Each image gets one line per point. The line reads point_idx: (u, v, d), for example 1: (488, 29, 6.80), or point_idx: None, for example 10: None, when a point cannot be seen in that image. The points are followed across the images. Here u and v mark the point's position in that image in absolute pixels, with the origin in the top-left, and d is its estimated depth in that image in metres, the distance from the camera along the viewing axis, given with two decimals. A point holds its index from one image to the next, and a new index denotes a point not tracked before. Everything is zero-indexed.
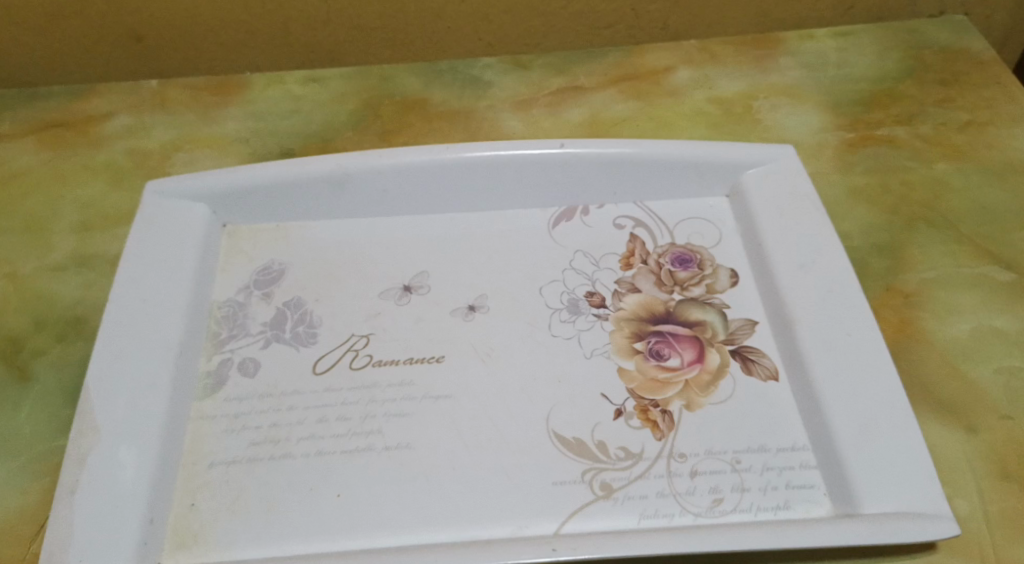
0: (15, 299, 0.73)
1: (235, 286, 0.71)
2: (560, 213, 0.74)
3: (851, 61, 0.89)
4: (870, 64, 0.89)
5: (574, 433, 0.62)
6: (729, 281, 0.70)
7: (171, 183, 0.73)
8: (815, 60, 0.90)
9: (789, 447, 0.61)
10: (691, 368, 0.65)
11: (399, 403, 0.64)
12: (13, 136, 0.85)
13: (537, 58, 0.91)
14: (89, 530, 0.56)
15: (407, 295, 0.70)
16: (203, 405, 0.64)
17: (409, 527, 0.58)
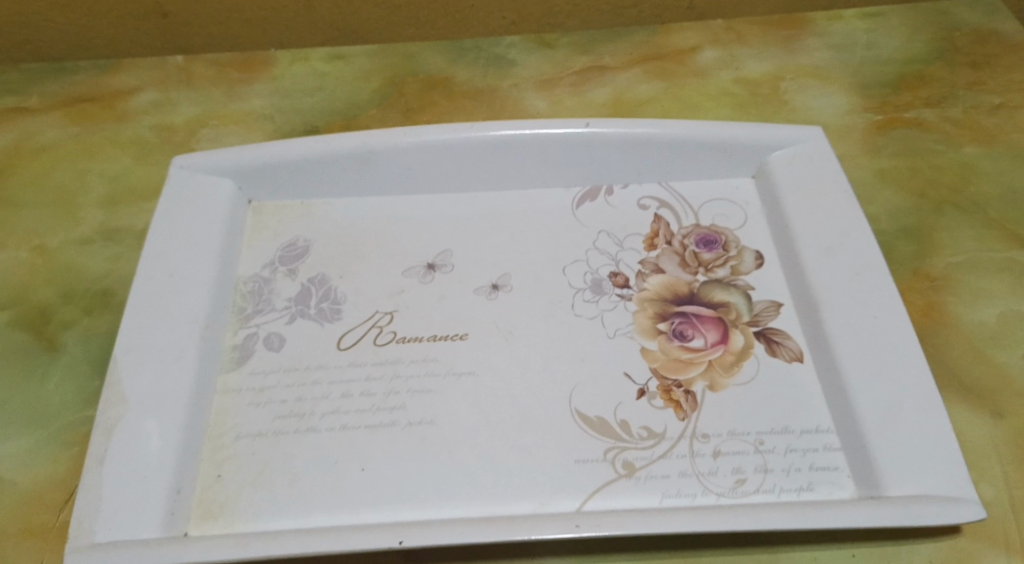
0: (44, 271, 0.74)
1: (261, 262, 0.71)
2: (584, 193, 0.74)
3: (880, 43, 0.88)
4: (899, 45, 0.88)
5: (596, 412, 0.62)
6: (754, 262, 0.70)
7: (197, 158, 0.73)
8: (843, 41, 0.89)
9: (813, 430, 0.61)
10: (714, 349, 0.65)
11: (423, 379, 0.64)
12: (40, 110, 0.85)
13: (561, 38, 0.91)
14: (117, 498, 0.57)
15: (431, 273, 0.70)
16: (229, 378, 0.65)
17: (432, 502, 0.58)
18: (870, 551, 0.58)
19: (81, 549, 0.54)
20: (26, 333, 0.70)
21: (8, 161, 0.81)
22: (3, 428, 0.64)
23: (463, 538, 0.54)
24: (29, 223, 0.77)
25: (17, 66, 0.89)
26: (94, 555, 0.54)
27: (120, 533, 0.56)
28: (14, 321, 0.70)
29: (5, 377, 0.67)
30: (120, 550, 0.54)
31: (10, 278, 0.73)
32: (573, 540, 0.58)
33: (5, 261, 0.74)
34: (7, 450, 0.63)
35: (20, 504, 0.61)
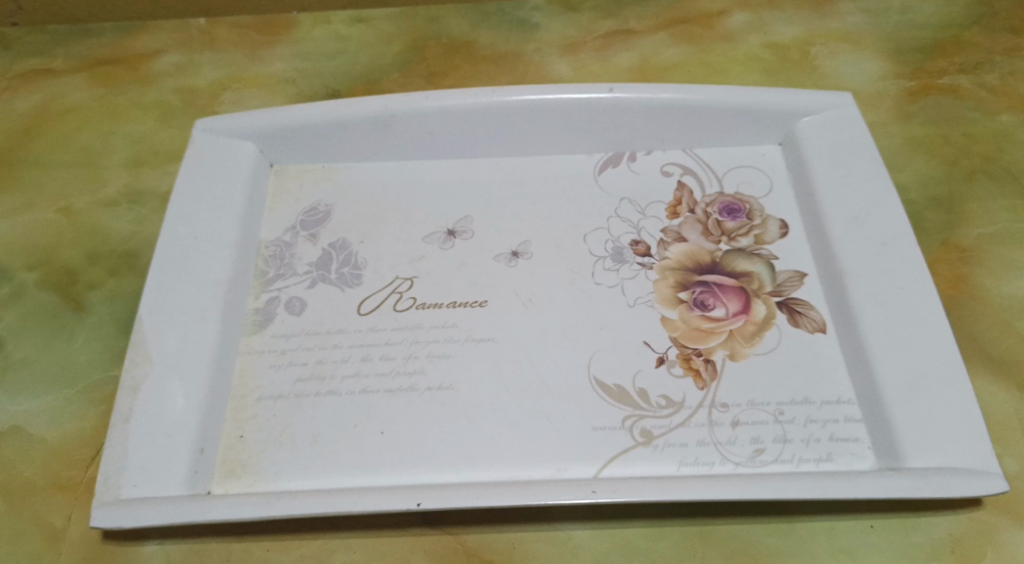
0: (70, 233, 0.74)
1: (283, 226, 0.71)
2: (607, 159, 0.73)
3: (916, 6, 0.86)
4: (935, 9, 0.85)
5: (615, 380, 0.62)
6: (779, 232, 0.69)
7: (220, 121, 0.73)
8: (877, 5, 0.86)
9: (834, 401, 0.60)
10: (735, 319, 0.64)
11: (443, 344, 0.64)
12: (65, 71, 0.86)
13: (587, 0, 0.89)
14: (142, 456, 0.58)
15: (451, 239, 0.70)
16: (251, 340, 0.65)
17: (450, 465, 0.59)
18: (889, 522, 0.57)
19: (107, 504, 0.56)
20: (53, 293, 0.71)
21: (34, 122, 0.82)
22: (32, 386, 0.66)
23: (480, 502, 0.54)
24: (56, 184, 0.78)
25: (43, 27, 0.89)
26: (120, 510, 0.55)
27: (145, 489, 0.57)
28: (42, 281, 0.71)
29: (34, 336, 0.68)
30: (146, 507, 0.56)
31: (38, 239, 0.74)
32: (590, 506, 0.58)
33: (33, 221, 0.75)
34: (36, 407, 0.65)
35: (49, 460, 0.62)
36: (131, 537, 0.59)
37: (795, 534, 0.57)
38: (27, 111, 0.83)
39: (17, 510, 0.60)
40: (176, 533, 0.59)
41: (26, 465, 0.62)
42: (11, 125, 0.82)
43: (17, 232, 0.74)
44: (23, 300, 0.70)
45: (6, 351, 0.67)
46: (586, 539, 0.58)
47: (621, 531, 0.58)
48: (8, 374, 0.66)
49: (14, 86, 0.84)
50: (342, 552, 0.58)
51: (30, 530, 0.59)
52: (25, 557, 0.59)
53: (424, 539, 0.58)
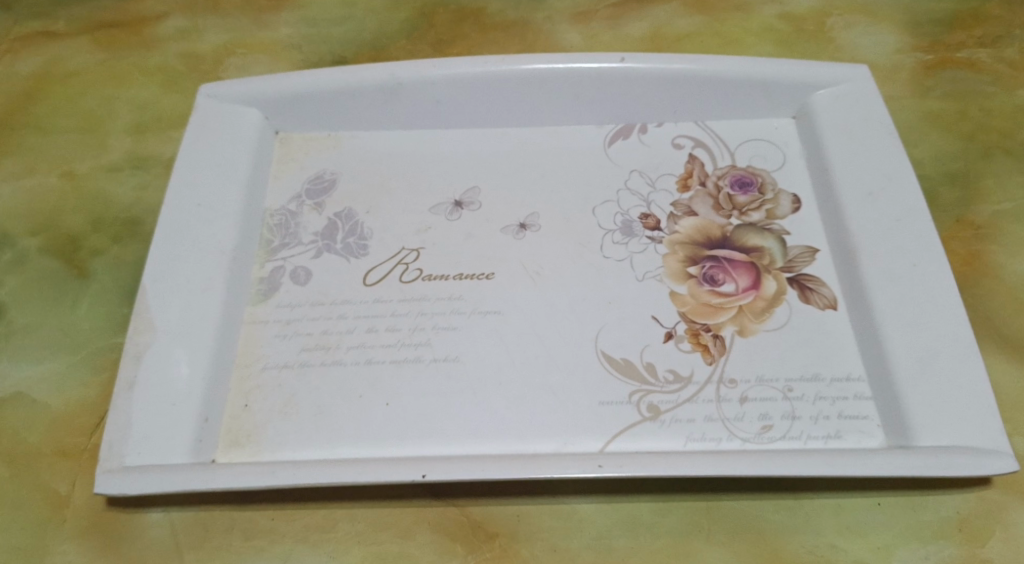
0: (73, 199, 0.74)
1: (288, 195, 0.70)
2: (617, 131, 0.72)
3: None
4: None
5: (622, 354, 0.61)
6: (791, 206, 0.68)
7: (224, 88, 0.72)
8: None
9: (844, 377, 0.60)
10: (745, 294, 0.64)
11: (449, 316, 0.64)
12: (67, 34, 0.84)
13: None
14: (145, 424, 0.58)
15: (458, 211, 0.69)
16: (256, 310, 0.65)
17: (455, 437, 0.59)
18: (896, 500, 0.57)
19: (111, 472, 0.56)
20: (56, 259, 0.70)
21: (37, 86, 0.81)
22: (35, 352, 0.65)
23: (485, 474, 0.54)
24: (58, 149, 0.77)
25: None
26: (124, 478, 0.55)
27: (149, 457, 0.57)
28: (45, 247, 0.71)
29: (38, 303, 0.68)
30: (149, 475, 0.55)
31: (40, 204, 0.73)
32: (596, 481, 0.58)
33: (36, 186, 0.74)
34: (40, 373, 0.64)
35: (53, 426, 0.62)
36: (135, 504, 0.59)
37: (802, 511, 0.57)
38: (28, 75, 0.81)
39: (21, 476, 0.60)
40: (180, 501, 0.59)
41: (30, 431, 0.62)
42: (13, 88, 0.80)
43: (20, 197, 0.74)
44: (26, 266, 0.70)
45: (9, 318, 0.67)
46: (591, 514, 0.57)
47: (627, 506, 0.57)
48: (12, 340, 0.66)
49: (15, 49, 0.83)
50: (346, 523, 0.58)
51: (34, 497, 0.59)
52: (29, 523, 0.59)
53: (429, 510, 0.58)
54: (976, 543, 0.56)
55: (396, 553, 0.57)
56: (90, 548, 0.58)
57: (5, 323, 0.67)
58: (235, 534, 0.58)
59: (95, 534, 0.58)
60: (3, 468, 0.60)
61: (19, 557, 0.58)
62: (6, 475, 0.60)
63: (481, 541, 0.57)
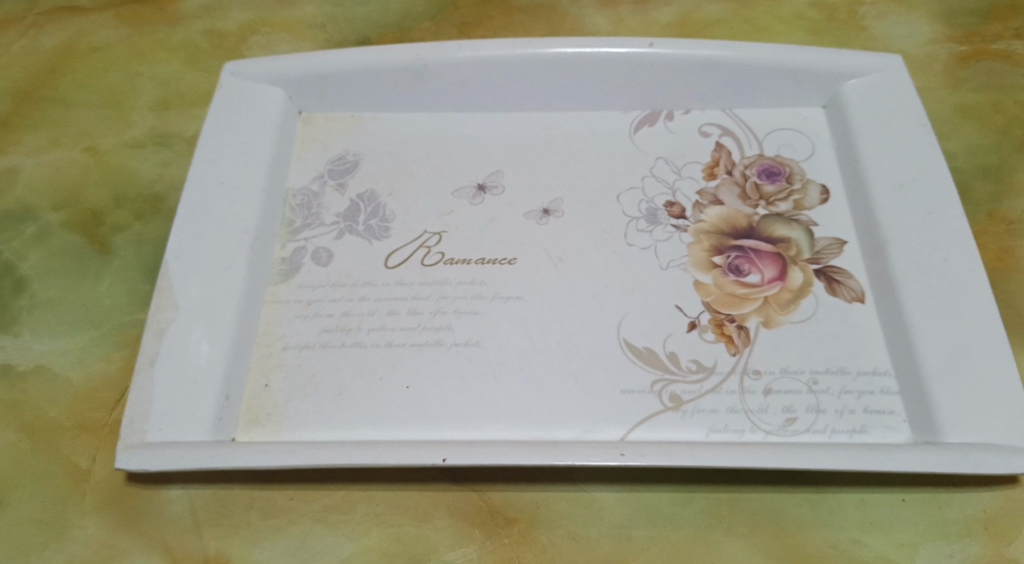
0: (95, 174, 0.73)
1: (311, 175, 0.70)
2: (643, 117, 0.71)
3: None
4: None
5: (645, 343, 0.61)
6: (819, 197, 0.67)
7: (248, 66, 0.72)
8: None
9: (870, 371, 0.59)
10: (771, 285, 0.63)
11: (470, 301, 0.63)
12: (92, 10, 0.84)
13: None
14: (166, 401, 0.58)
15: (481, 195, 0.68)
16: (277, 289, 0.65)
17: (475, 422, 0.58)
18: (921, 496, 0.56)
19: (132, 447, 0.56)
20: (79, 235, 0.70)
21: (61, 60, 0.81)
22: (58, 326, 0.66)
23: (506, 460, 0.54)
24: (81, 124, 0.76)
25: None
26: (145, 453, 0.55)
27: (169, 434, 0.57)
28: (67, 222, 0.71)
29: (60, 278, 0.68)
30: (170, 451, 0.55)
31: (63, 179, 0.73)
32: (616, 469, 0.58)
33: (59, 161, 0.74)
34: (61, 348, 0.65)
35: (74, 400, 0.62)
36: (155, 480, 0.59)
37: (825, 506, 0.56)
38: (52, 49, 0.81)
39: (42, 449, 0.60)
40: (199, 479, 0.59)
41: (51, 405, 0.62)
42: (37, 62, 0.80)
43: (43, 171, 0.74)
44: (49, 241, 0.70)
45: (30, 292, 0.67)
46: (611, 503, 0.57)
47: (647, 495, 0.57)
48: (34, 314, 0.66)
49: (40, 23, 0.83)
50: (364, 504, 0.58)
51: (55, 471, 0.60)
52: (50, 496, 0.59)
53: (447, 494, 0.58)
54: (1002, 542, 0.55)
55: (414, 536, 0.57)
56: (109, 522, 0.58)
57: (27, 297, 0.67)
58: (254, 513, 0.58)
59: (115, 509, 0.58)
60: (25, 441, 0.61)
61: (39, 529, 0.58)
62: (27, 447, 0.60)
63: (500, 526, 0.57)
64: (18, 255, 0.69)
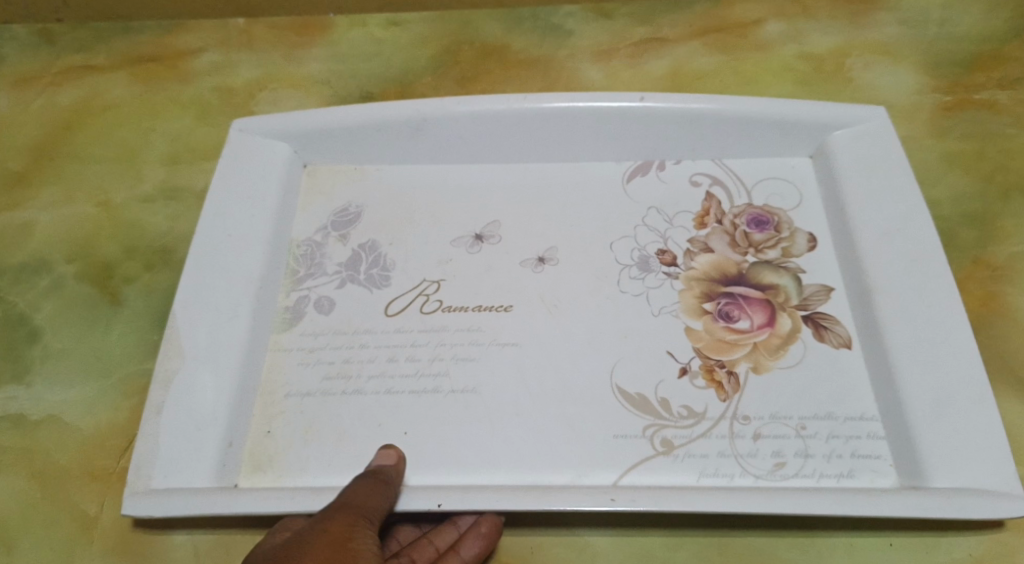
0: (108, 228, 0.76)
1: (314, 226, 0.72)
2: (635, 167, 0.73)
3: (955, 18, 0.84)
4: (977, 21, 0.84)
5: (637, 389, 0.62)
6: (807, 244, 0.69)
7: (255, 123, 0.75)
8: (916, 16, 0.85)
9: (857, 417, 0.60)
10: (760, 332, 0.64)
11: (467, 347, 0.65)
12: (107, 68, 0.88)
13: (621, 7, 0.89)
14: (170, 449, 0.60)
15: (479, 244, 0.71)
16: (281, 337, 0.67)
17: (472, 466, 0.60)
18: (909, 540, 0.57)
19: (138, 494, 0.58)
20: (91, 286, 0.73)
21: (77, 118, 0.84)
22: (68, 376, 0.68)
23: (499, 505, 0.55)
24: (95, 179, 0.80)
25: (87, 23, 0.91)
26: (151, 500, 0.57)
27: (175, 480, 0.59)
28: (80, 274, 0.73)
29: (71, 328, 0.70)
30: (173, 497, 0.58)
31: (76, 232, 0.76)
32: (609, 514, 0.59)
33: (73, 215, 0.77)
34: (71, 398, 0.67)
35: (83, 448, 0.64)
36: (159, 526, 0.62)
37: (815, 551, 0.57)
38: (70, 106, 0.85)
39: (53, 497, 0.62)
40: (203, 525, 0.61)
41: (62, 453, 0.64)
42: (54, 119, 0.84)
43: (58, 226, 0.77)
44: (62, 292, 0.72)
45: (44, 342, 0.70)
46: (606, 548, 0.58)
47: (641, 538, 0.58)
48: (46, 364, 0.68)
49: (58, 81, 0.87)
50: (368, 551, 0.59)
51: (65, 518, 0.62)
52: (60, 541, 0.61)
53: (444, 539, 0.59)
54: None
55: None
56: None
57: (41, 347, 0.69)
58: None
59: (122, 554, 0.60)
60: (36, 488, 0.63)
61: None
62: (39, 495, 0.62)
63: None
64: (33, 306, 0.72)
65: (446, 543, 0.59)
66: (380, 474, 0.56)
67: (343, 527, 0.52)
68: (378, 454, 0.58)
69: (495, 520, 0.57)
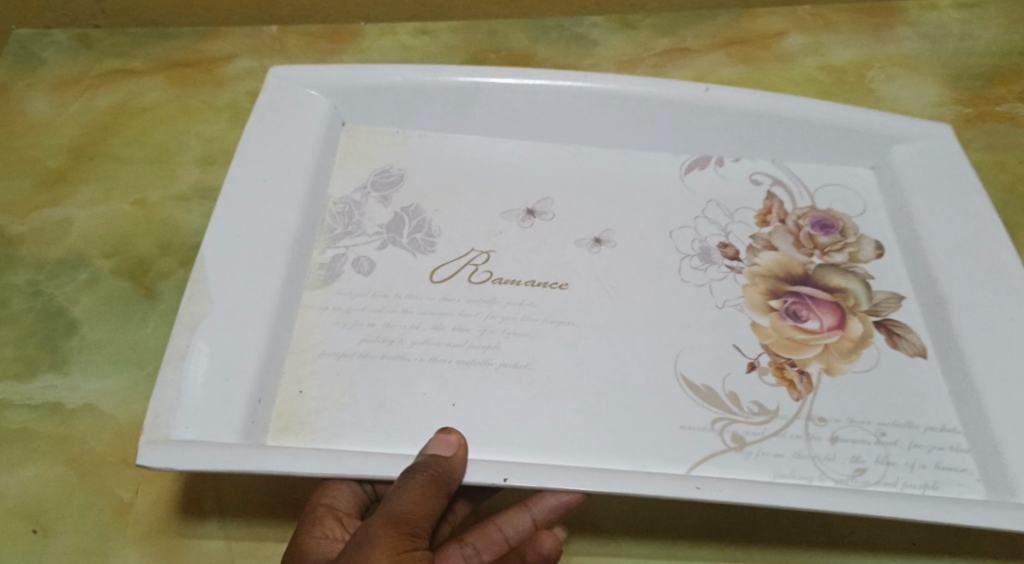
0: (144, 225, 0.75)
1: (353, 185, 0.70)
2: (694, 161, 0.72)
3: (976, 34, 0.85)
4: (996, 37, 0.85)
5: (704, 380, 0.60)
6: (874, 252, 0.67)
7: (298, 74, 0.73)
8: (937, 31, 0.86)
9: (938, 428, 0.58)
10: (831, 333, 0.62)
11: (521, 322, 0.63)
12: (142, 73, 0.86)
13: (643, 19, 0.89)
14: (196, 399, 0.57)
15: (531, 219, 0.69)
16: (315, 294, 0.64)
17: (534, 448, 0.58)
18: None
19: (158, 442, 0.54)
20: (126, 280, 0.71)
21: (113, 120, 0.82)
22: (103, 365, 0.66)
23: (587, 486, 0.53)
24: (131, 179, 0.78)
25: (124, 30, 0.90)
26: (170, 450, 0.54)
27: (197, 431, 0.56)
28: (116, 268, 0.72)
29: (106, 320, 0.68)
30: (196, 449, 0.54)
31: (111, 230, 0.74)
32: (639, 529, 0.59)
33: (109, 213, 0.75)
34: (108, 386, 0.65)
35: (118, 436, 0.63)
36: (197, 514, 0.60)
37: None
38: (107, 108, 0.83)
39: (87, 481, 0.61)
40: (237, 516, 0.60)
41: (96, 441, 0.62)
42: (89, 120, 0.82)
43: (93, 223, 0.75)
44: (98, 286, 0.70)
45: (80, 333, 0.68)
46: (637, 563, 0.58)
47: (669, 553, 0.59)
48: (81, 353, 0.66)
49: (94, 84, 0.85)
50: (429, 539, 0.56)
51: (99, 501, 0.60)
52: (93, 527, 0.59)
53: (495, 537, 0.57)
54: None
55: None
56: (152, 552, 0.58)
57: (76, 340, 0.67)
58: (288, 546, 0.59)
59: (157, 540, 0.59)
60: (70, 472, 0.61)
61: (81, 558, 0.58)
62: (74, 479, 0.61)
63: None
64: (69, 299, 0.70)
65: (517, 536, 0.56)
66: (433, 471, 0.52)
67: (392, 544, 0.50)
68: (435, 439, 0.54)
69: (577, 496, 0.54)
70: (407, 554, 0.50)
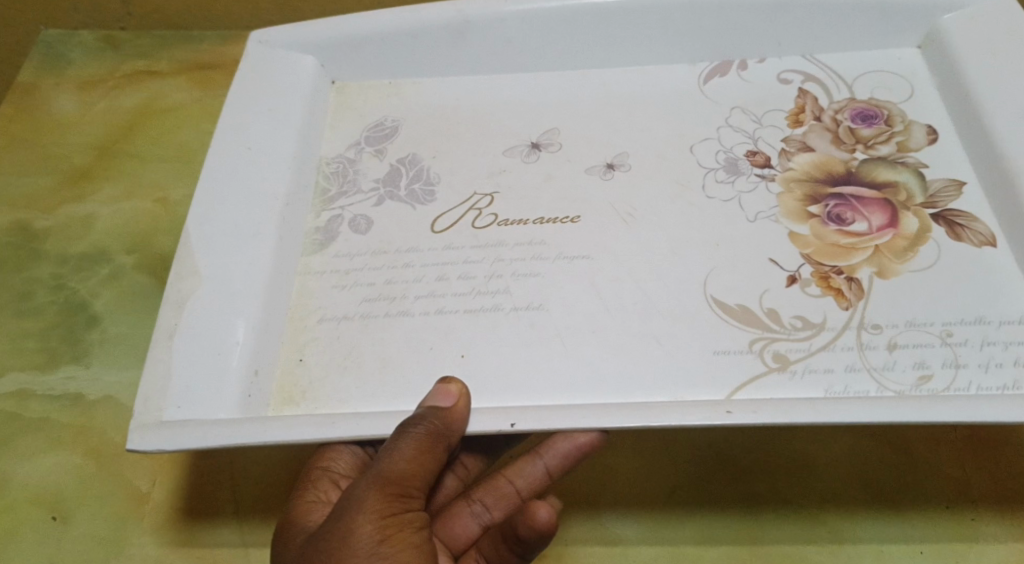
0: (166, 222, 0.72)
1: (346, 143, 0.65)
2: (713, 69, 0.64)
3: None
4: None
5: (737, 300, 0.53)
6: (927, 138, 0.59)
7: (274, 33, 0.67)
8: None
9: (1015, 320, 0.50)
10: (882, 233, 0.54)
11: (530, 263, 0.56)
12: (165, 73, 0.82)
13: None
14: (188, 373, 0.52)
15: (536, 152, 0.62)
16: (310, 260, 0.59)
17: (560, 389, 0.51)
18: (939, 545, 0.54)
19: (148, 427, 0.49)
20: (147, 277, 0.69)
21: (138, 121, 0.79)
22: (129, 360, 0.64)
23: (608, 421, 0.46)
24: (152, 177, 0.75)
25: (151, 31, 0.85)
26: (161, 435, 0.49)
27: (189, 412, 0.50)
28: (138, 265, 0.69)
29: (128, 314, 0.67)
30: (187, 430, 0.49)
31: (130, 228, 0.72)
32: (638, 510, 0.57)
33: (130, 210, 0.73)
34: (127, 378, 0.63)
35: None
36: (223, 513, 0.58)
37: (843, 554, 0.55)
38: (132, 109, 0.80)
39: (106, 470, 0.59)
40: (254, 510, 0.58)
41: (116, 431, 0.61)
42: (115, 120, 0.79)
43: (114, 222, 0.72)
44: (120, 281, 0.69)
45: (102, 327, 0.66)
46: (633, 543, 0.56)
47: (667, 534, 0.56)
48: (102, 348, 0.65)
49: (121, 84, 0.81)
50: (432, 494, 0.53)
51: (117, 492, 0.59)
52: (110, 513, 0.58)
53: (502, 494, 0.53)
54: None
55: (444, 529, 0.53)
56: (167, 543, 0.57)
57: (98, 332, 0.66)
58: None
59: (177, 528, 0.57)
60: (91, 462, 0.60)
61: (102, 547, 0.57)
62: (91, 468, 0.59)
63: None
64: (91, 293, 0.68)
65: (527, 488, 0.52)
66: (434, 424, 0.46)
67: (381, 507, 0.45)
68: (434, 390, 0.48)
69: (596, 434, 0.48)
70: (398, 516, 0.46)
